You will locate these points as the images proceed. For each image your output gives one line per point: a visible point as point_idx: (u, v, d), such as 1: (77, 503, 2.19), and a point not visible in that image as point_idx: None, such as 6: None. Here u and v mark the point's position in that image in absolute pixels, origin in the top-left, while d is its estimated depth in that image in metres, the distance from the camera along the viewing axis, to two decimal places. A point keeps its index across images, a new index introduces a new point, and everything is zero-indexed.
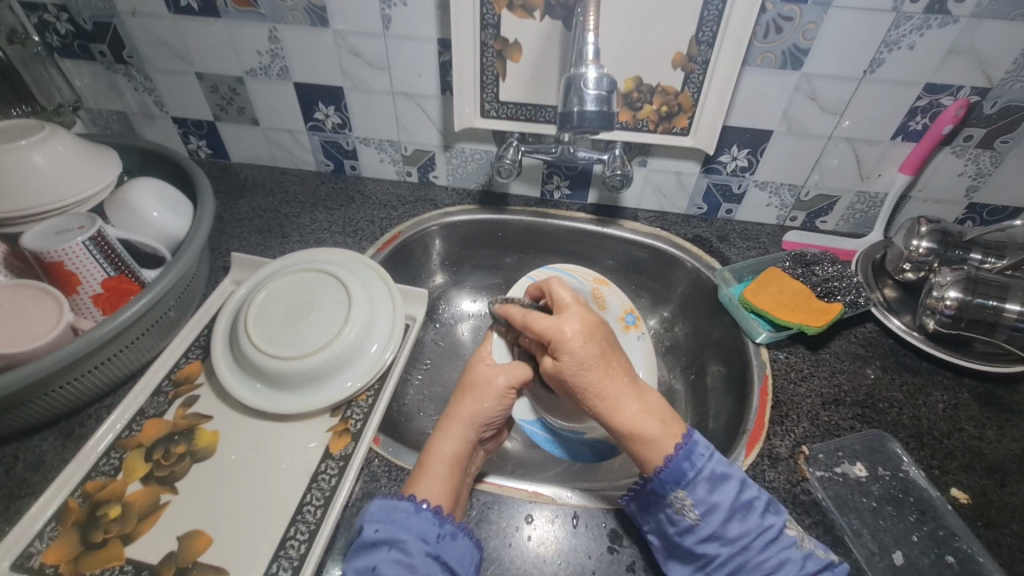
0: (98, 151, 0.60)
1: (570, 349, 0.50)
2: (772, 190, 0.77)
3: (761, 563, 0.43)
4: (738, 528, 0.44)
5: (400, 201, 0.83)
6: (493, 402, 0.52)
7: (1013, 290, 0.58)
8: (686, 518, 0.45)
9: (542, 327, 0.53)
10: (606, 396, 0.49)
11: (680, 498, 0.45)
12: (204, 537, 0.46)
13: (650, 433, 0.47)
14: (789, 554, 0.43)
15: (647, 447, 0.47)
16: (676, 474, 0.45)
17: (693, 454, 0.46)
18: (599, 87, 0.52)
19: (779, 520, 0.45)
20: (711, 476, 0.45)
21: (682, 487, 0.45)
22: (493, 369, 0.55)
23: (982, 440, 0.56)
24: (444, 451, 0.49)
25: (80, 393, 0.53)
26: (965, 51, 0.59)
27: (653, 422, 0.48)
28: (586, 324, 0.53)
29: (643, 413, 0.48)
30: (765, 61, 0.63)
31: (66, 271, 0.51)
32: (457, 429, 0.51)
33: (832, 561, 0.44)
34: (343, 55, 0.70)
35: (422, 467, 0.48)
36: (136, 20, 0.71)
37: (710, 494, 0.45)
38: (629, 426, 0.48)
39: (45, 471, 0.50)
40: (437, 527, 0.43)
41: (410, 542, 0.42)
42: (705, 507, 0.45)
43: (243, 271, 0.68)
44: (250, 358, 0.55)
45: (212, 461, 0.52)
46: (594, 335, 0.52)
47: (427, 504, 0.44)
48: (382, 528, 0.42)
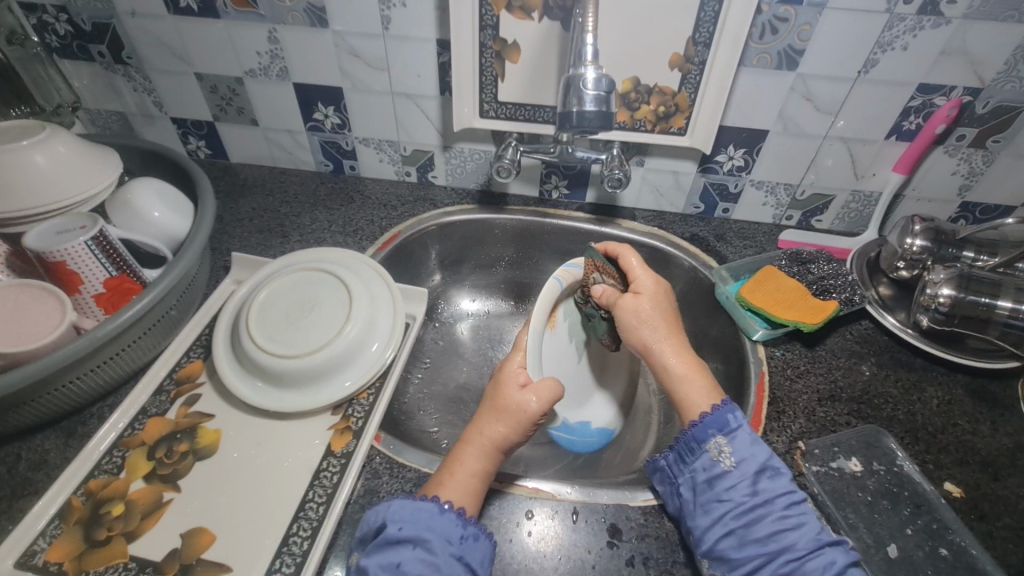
0: (98, 151, 0.60)
1: (657, 292, 0.58)
2: (768, 189, 0.77)
3: (781, 521, 0.44)
4: (767, 484, 0.45)
5: (399, 201, 0.83)
6: (521, 430, 0.50)
7: (1005, 287, 0.60)
8: (721, 464, 0.47)
9: (631, 267, 0.60)
10: (671, 341, 0.55)
11: (719, 444, 0.47)
12: (208, 534, 0.47)
13: (706, 381, 0.52)
14: (807, 518, 0.44)
15: (694, 392, 0.51)
16: (720, 423, 0.48)
17: (737, 411, 0.49)
18: (597, 88, 0.53)
19: (803, 491, 0.46)
20: (751, 431, 0.48)
21: (724, 435, 0.47)
22: (523, 394, 0.51)
23: (976, 434, 0.57)
24: (474, 464, 0.49)
25: (82, 392, 0.53)
26: (958, 52, 0.59)
27: (707, 375, 0.53)
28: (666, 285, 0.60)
29: (697, 363, 0.53)
30: (761, 62, 0.63)
31: (68, 271, 0.51)
32: (483, 441, 0.50)
33: (845, 542, 0.44)
34: (343, 55, 0.70)
35: (451, 474, 0.48)
36: (136, 21, 0.71)
37: (749, 447, 0.47)
38: (685, 369, 0.53)
39: (47, 470, 0.50)
40: (460, 528, 0.44)
41: (433, 542, 0.43)
42: (741, 457, 0.46)
43: (244, 271, 0.69)
44: (252, 356, 0.55)
45: (215, 459, 0.52)
46: (671, 295, 0.60)
47: (452, 510, 0.45)
48: (405, 527, 0.43)
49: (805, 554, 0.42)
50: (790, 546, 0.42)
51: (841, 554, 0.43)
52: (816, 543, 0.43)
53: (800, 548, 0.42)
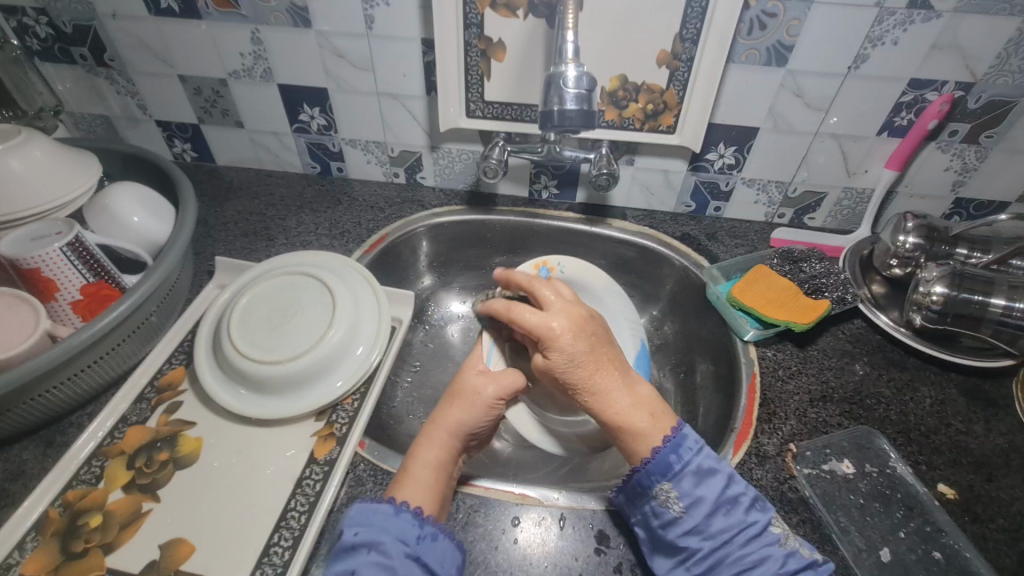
0: (76, 155, 0.59)
1: (561, 342, 0.51)
2: (759, 187, 0.76)
3: (742, 560, 0.43)
4: (722, 522, 0.44)
5: (387, 203, 0.82)
6: (480, 412, 0.52)
7: (998, 284, 0.59)
8: (669, 510, 0.45)
9: (527, 323, 0.54)
10: (596, 392, 0.50)
11: (665, 490, 0.45)
12: (187, 545, 0.46)
13: (640, 427, 0.48)
14: (771, 551, 0.43)
15: (635, 442, 0.48)
16: (662, 466, 0.46)
17: (680, 447, 0.46)
18: (579, 86, 0.52)
19: (763, 517, 0.44)
20: (696, 469, 0.45)
21: (667, 479, 0.45)
22: (482, 378, 0.54)
23: (969, 435, 0.56)
24: (429, 456, 0.49)
25: (61, 400, 0.52)
26: (948, 46, 0.59)
27: (643, 415, 0.49)
28: (574, 320, 0.54)
29: (632, 407, 0.49)
30: (749, 58, 0.62)
31: (43, 278, 0.50)
32: (443, 436, 0.50)
33: (816, 560, 0.43)
34: (327, 55, 0.69)
35: (406, 472, 0.48)
36: (117, 22, 0.70)
37: (695, 487, 0.45)
38: (619, 419, 0.49)
39: (25, 481, 0.49)
40: (417, 528, 0.43)
41: (389, 544, 0.42)
42: (689, 499, 0.45)
43: (228, 276, 0.68)
44: (233, 363, 0.54)
45: (195, 468, 0.51)
46: (581, 330, 0.53)
47: (407, 508, 0.44)
48: (360, 531, 0.42)
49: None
50: None
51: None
52: None
53: None
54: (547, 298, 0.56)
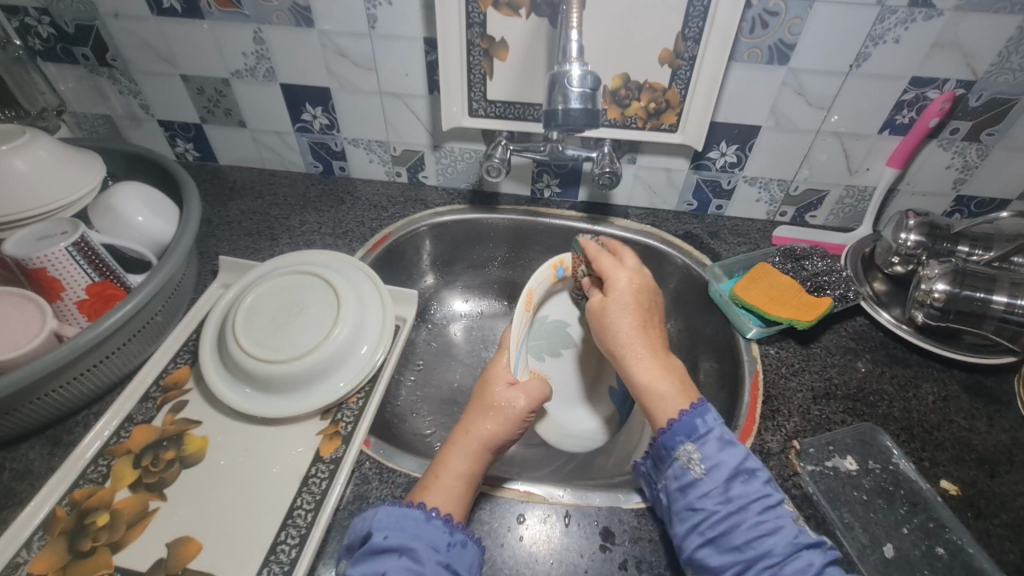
0: (80, 155, 0.59)
1: (626, 294, 0.56)
2: (761, 186, 0.77)
3: (758, 526, 0.42)
4: (740, 489, 0.44)
5: (390, 202, 0.83)
6: (512, 427, 0.50)
7: (999, 281, 0.59)
8: (690, 472, 0.45)
9: (605, 268, 0.59)
10: (636, 347, 0.53)
11: (688, 451, 0.46)
12: (194, 543, 0.46)
13: (665, 391, 0.50)
14: (785, 522, 0.42)
15: (655, 403, 0.50)
16: (688, 428, 0.46)
17: (706, 415, 0.47)
18: (583, 85, 0.52)
19: (779, 493, 0.44)
20: (720, 437, 0.46)
21: (692, 441, 0.46)
22: (510, 392, 0.52)
23: (972, 431, 0.56)
24: (460, 468, 0.48)
25: (67, 400, 0.52)
26: (950, 45, 0.59)
27: (673, 381, 0.50)
28: (642, 283, 0.58)
29: (664, 371, 0.51)
30: (751, 57, 0.63)
31: (49, 277, 0.50)
32: (474, 448, 0.49)
33: (824, 543, 0.43)
34: (329, 55, 0.69)
35: (436, 478, 0.47)
36: (119, 22, 0.70)
37: (718, 452, 0.45)
38: (645, 380, 0.51)
39: (32, 480, 0.50)
40: (448, 535, 0.43)
41: (420, 551, 0.42)
42: (711, 463, 0.45)
43: (232, 275, 0.68)
44: (238, 361, 0.54)
45: (202, 467, 0.51)
46: (646, 293, 0.57)
47: (437, 515, 0.44)
48: (391, 535, 0.42)
49: (783, 559, 0.41)
50: (768, 552, 0.41)
51: (820, 555, 0.41)
52: (794, 546, 0.41)
53: (778, 553, 0.41)
54: (626, 257, 0.61)
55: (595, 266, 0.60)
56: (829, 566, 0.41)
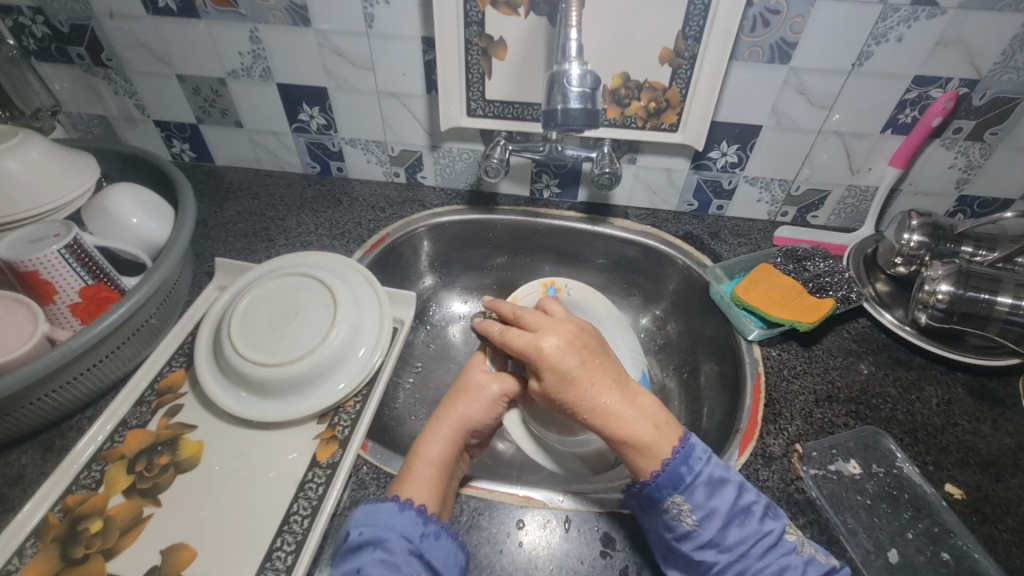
0: (74, 156, 0.59)
1: (555, 361, 0.49)
2: (762, 186, 0.76)
3: (761, 570, 0.43)
4: (737, 534, 0.44)
5: (388, 203, 0.82)
6: (482, 409, 0.52)
7: (1004, 282, 0.58)
8: (683, 524, 0.44)
9: (518, 348, 0.51)
10: (594, 406, 0.48)
11: (677, 504, 0.45)
12: (189, 550, 0.45)
13: (644, 440, 0.46)
14: (788, 559, 0.43)
15: (640, 454, 0.46)
16: (673, 479, 0.45)
17: (690, 459, 0.45)
18: (583, 84, 0.51)
19: (778, 525, 0.44)
20: (707, 480, 0.45)
21: (679, 492, 0.45)
22: (487, 376, 0.54)
23: (976, 434, 0.56)
24: (433, 453, 0.48)
25: (61, 404, 0.52)
26: (953, 43, 0.58)
27: (648, 427, 0.47)
28: (566, 336, 0.51)
29: (638, 418, 0.47)
30: (752, 56, 0.62)
31: (41, 280, 0.49)
32: (447, 431, 0.50)
33: (833, 566, 0.43)
34: (326, 54, 0.69)
35: (410, 470, 0.47)
36: (114, 22, 0.69)
37: (707, 500, 0.44)
38: (622, 432, 0.47)
39: (24, 486, 0.49)
40: (420, 525, 0.43)
41: (393, 541, 0.41)
42: (703, 512, 0.44)
43: (228, 277, 0.67)
44: (234, 366, 0.54)
45: (197, 472, 0.51)
46: (578, 343, 0.51)
47: (411, 505, 0.44)
48: (366, 530, 0.42)
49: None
50: None
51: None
52: None
53: None
54: (533, 320, 0.53)
55: (505, 344, 0.53)
56: None
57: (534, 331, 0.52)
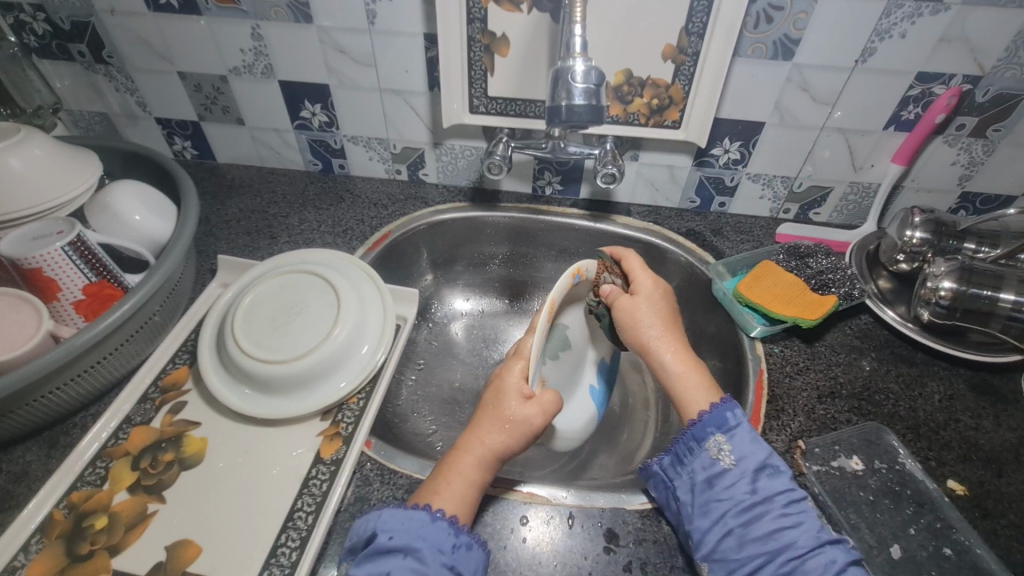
0: (77, 153, 0.59)
1: (651, 294, 0.58)
2: (765, 183, 0.76)
3: (782, 518, 0.43)
4: (766, 482, 0.45)
5: (390, 200, 0.82)
6: (521, 439, 0.49)
7: (1007, 279, 0.58)
8: (720, 462, 0.46)
9: (630, 267, 0.60)
10: (664, 339, 0.54)
11: (718, 442, 0.46)
12: (194, 546, 0.45)
13: (701, 379, 0.51)
14: (807, 517, 0.43)
15: (690, 391, 0.51)
16: (719, 420, 0.47)
17: (736, 408, 0.48)
18: (587, 81, 0.51)
19: (803, 491, 0.45)
20: (750, 429, 0.47)
21: (722, 433, 0.47)
22: (524, 407, 0.49)
23: (978, 430, 0.56)
24: (474, 475, 0.47)
25: (64, 401, 0.52)
26: (957, 39, 0.58)
27: (703, 370, 0.53)
28: (664, 286, 0.60)
29: (693, 365, 0.53)
30: (755, 52, 0.62)
31: (45, 277, 0.49)
32: (483, 457, 0.48)
33: (845, 540, 0.43)
34: (329, 51, 0.69)
35: (448, 482, 0.46)
36: (115, 18, 0.69)
37: (748, 444, 0.46)
38: (681, 367, 0.52)
39: (28, 482, 0.49)
40: (452, 537, 0.43)
41: (425, 552, 0.41)
42: (739, 454, 0.46)
43: (230, 274, 0.67)
44: (238, 363, 0.54)
45: (201, 469, 0.51)
46: (669, 296, 0.59)
47: (445, 517, 0.43)
48: (396, 536, 0.42)
49: (806, 552, 0.41)
50: (791, 544, 0.42)
51: (842, 552, 0.42)
52: (818, 540, 0.42)
53: (801, 545, 0.41)
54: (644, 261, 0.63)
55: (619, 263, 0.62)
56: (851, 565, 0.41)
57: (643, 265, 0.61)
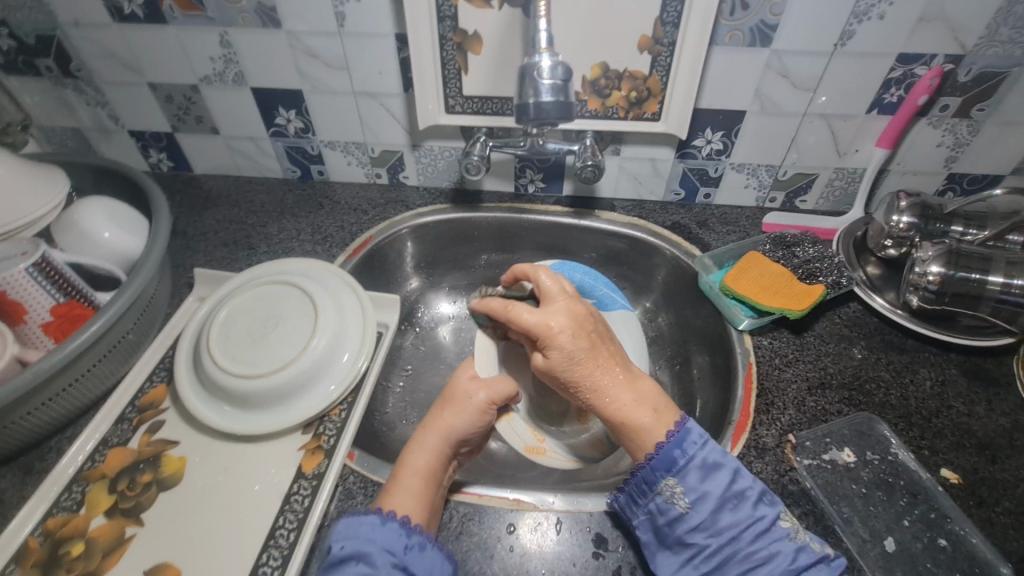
0: (41, 170, 0.57)
1: (561, 345, 0.48)
2: (749, 172, 0.75)
3: (751, 556, 0.41)
4: (729, 519, 0.42)
5: (370, 205, 0.81)
6: (471, 417, 0.50)
7: (995, 261, 0.57)
8: (676, 506, 0.43)
9: (526, 324, 0.51)
10: (598, 391, 0.47)
11: (670, 486, 0.44)
12: (173, 570, 0.44)
13: (643, 426, 0.45)
14: (781, 546, 0.41)
15: (638, 440, 0.46)
16: (667, 462, 0.44)
17: (685, 442, 0.44)
18: (554, 76, 0.50)
19: (772, 511, 0.43)
20: (700, 463, 0.43)
21: (673, 474, 0.44)
22: (472, 383, 0.52)
23: (971, 416, 0.55)
24: (419, 464, 0.47)
25: (38, 426, 0.51)
26: (936, 18, 0.57)
27: (645, 411, 0.46)
28: (574, 318, 0.50)
29: (636, 403, 0.46)
30: (733, 40, 0.61)
31: (9, 301, 0.48)
32: (434, 441, 0.49)
33: (828, 555, 0.42)
34: (299, 56, 0.67)
35: (396, 482, 0.46)
36: (80, 31, 0.68)
37: (701, 482, 0.43)
38: (621, 417, 0.46)
39: (3, 510, 0.48)
40: (404, 537, 0.42)
41: (376, 555, 0.40)
42: (695, 495, 0.43)
43: (208, 288, 0.66)
44: (215, 379, 0.53)
45: (180, 489, 0.50)
46: (582, 327, 0.50)
47: (394, 517, 0.43)
48: (348, 543, 0.40)
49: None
50: None
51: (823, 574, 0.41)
52: (793, 572, 0.40)
53: None
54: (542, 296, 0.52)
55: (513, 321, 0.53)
56: None
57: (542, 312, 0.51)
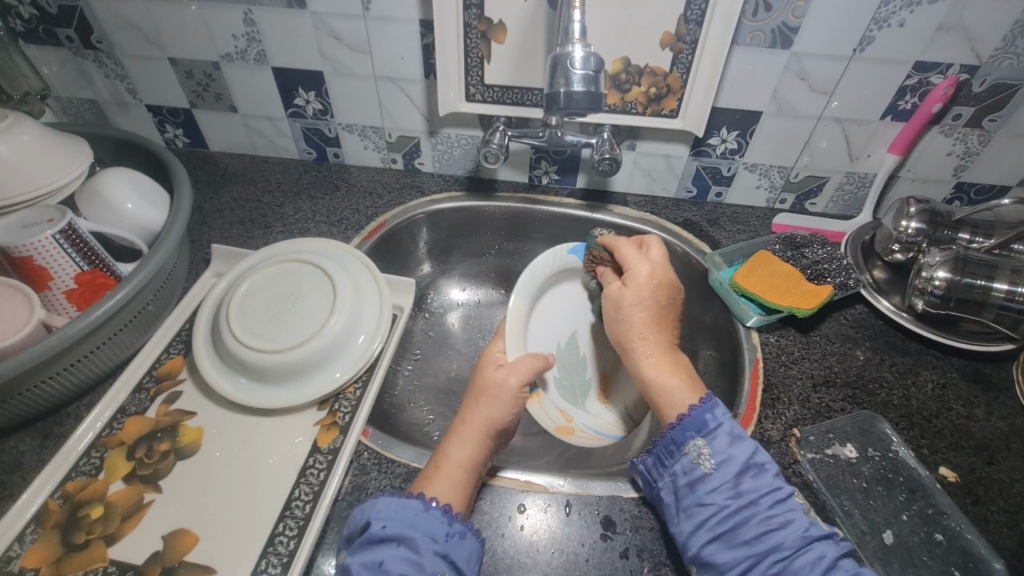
0: (66, 138, 0.58)
1: (637, 280, 0.57)
2: (762, 172, 0.76)
3: (768, 521, 0.42)
4: (750, 483, 0.44)
5: (386, 189, 0.81)
6: (506, 404, 0.53)
7: (1001, 268, 0.59)
8: (700, 467, 0.45)
9: (626, 257, 0.59)
10: (646, 347, 0.55)
11: (698, 445, 0.46)
12: (190, 536, 0.45)
13: (672, 391, 0.51)
14: (795, 515, 0.43)
15: (666, 399, 0.51)
16: (698, 423, 0.47)
17: (715, 409, 0.47)
18: (585, 67, 0.51)
19: (790, 485, 0.45)
20: (730, 431, 0.46)
21: (702, 436, 0.46)
22: (501, 371, 0.55)
23: (970, 418, 0.57)
24: (461, 455, 0.49)
25: (57, 392, 0.51)
26: (955, 28, 0.58)
27: (680, 380, 0.52)
28: (662, 279, 0.57)
29: (672, 371, 0.53)
30: (754, 41, 0.62)
31: (36, 266, 0.49)
32: (476, 435, 0.51)
33: (835, 534, 0.43)
34: (322, 37, 0.67)
35: (438, 469, 0.47)
36: (103, 3, 0.68)
37: (728, 447, 0.46)
38: (653, 377, 0.53)
39: (24, 472, 0.49)
40: (445, 525, 0.43)
41: (419, 540, 0.42)
42: (721, 458, 0.45)
43: (224, 263, 0.66)
44: (233, 351, 0.53)
45: (197, 458, 0.50)
46: (665, 288, 0.57)
47: (436, 505, 0.44)
48: (388, 525, 0.42)
49: (795, 552, 0.41)
50: (778, 546, 0.41)
51: (833, 547, 0.42)
52: (805, 539, 0.41)
53: (788, 547, 0.41)
54: (651, 244, 0.60)
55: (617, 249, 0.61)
56: (843, 559, 0.41)
57: (642, 256, 0.58)
